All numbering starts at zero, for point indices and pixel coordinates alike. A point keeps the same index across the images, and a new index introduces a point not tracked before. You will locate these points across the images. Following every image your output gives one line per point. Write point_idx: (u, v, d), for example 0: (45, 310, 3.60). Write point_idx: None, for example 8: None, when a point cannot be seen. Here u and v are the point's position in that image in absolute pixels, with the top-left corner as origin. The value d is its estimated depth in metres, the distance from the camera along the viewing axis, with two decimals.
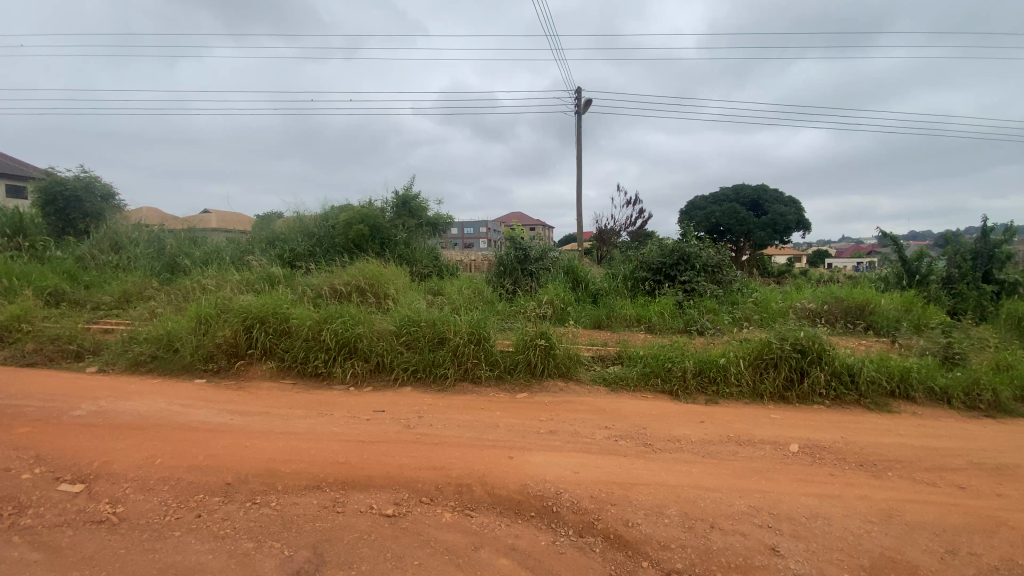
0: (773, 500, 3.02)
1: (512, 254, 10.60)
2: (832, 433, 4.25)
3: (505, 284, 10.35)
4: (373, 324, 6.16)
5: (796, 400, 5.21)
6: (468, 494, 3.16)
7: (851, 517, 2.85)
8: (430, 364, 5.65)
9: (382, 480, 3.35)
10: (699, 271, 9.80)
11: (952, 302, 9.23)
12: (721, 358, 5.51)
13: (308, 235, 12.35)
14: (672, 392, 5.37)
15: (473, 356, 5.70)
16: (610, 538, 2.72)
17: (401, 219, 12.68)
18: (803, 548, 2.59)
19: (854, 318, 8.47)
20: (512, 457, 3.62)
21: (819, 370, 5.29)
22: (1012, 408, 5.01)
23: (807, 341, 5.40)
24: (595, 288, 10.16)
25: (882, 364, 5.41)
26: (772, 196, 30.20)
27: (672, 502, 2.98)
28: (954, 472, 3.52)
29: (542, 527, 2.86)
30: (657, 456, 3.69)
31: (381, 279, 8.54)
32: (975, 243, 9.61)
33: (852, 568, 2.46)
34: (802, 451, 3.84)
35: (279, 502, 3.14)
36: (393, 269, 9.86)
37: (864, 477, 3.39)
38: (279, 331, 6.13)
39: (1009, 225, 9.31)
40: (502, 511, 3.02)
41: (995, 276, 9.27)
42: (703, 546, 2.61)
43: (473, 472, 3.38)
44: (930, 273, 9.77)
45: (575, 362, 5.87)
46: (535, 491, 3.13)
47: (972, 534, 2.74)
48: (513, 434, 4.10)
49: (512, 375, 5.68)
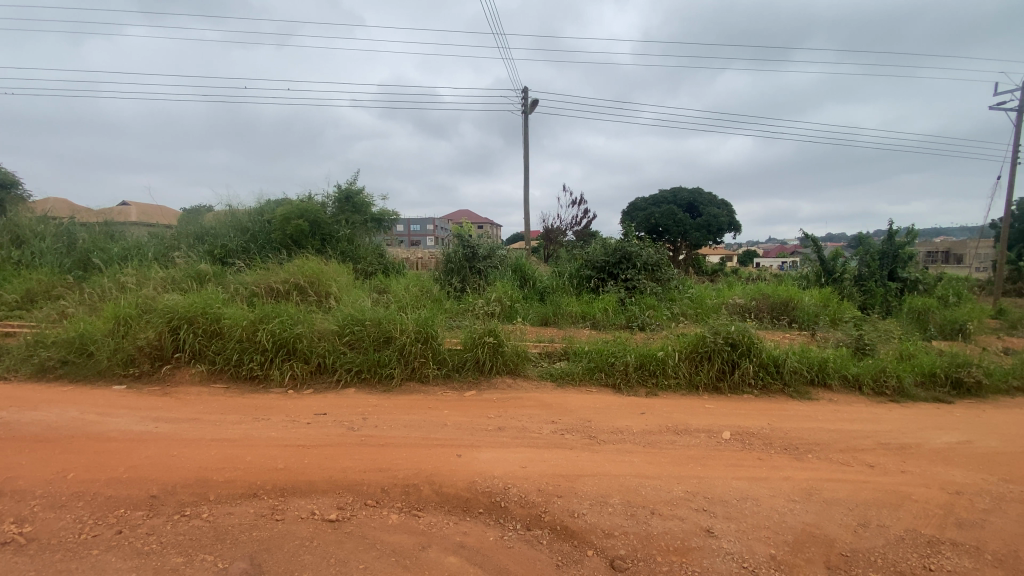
0: (707, 485, 3.20)
1: (460, 251, 10.47)
2: (760, 420, 4.56)
3: (453, 282, 10.28)
4: (314, 323, 5.94)
5: (728, 390, 5.52)
6: (416, 495, 3.13)
7: (777, 497, 3.07)
8: (375, 364, 5.51)
9: (325, 484, 3.25)
10: (640, 269, 10.19)
11: (861, 298, 10.16)
12: (660, 352, 5.79)
13: (241, 230, 11.64)
14: (616, 385, 5.57)
15: (421, 355, 5.62)
16: (557, 529, 2.78)
17: (344, 214, 12.40)
18: (734, 527, 2.76)
19: (779, 313, 9.11)
20: (460, 455, 3.61)
21: (748, 362, 5.66)
22: (913, 392, 5.57)
23: (737, 335, 5.76)
24: (542, 286, 10.40)
25: (803, 356, 5.87)
26: (706, 200, 32.00)
27: (615, 491, 3.08)
28: (864, 452, 3.88)
29: (490, 523, 2.87)
30: (601, 447, 3.81)
31: (322, 277, 8.25)
32: (882, 244, 10.61)
33: (778, 544, 2.64)
34: (733, 438, 4.09)
35: (211, 513, 2.96)
36: (335, 266, 9.55)
37: (787, 460, 3.67)
38: (209, 332, 5.78)
39: (910, 230, 10.45)
40: (450, 509, 3.00)
41: (900, 274, 10.29)
42: (644, 531, 2.72)
43: (420, 472, 3.35)
44: (844, 271, 10.62)
45: (522, 359, 5.94)
46: (483, 488, 3.15)
47: (881, 507, 3.03)
48: (461, 431, 4.10)
49: (461, 374, 5.66)
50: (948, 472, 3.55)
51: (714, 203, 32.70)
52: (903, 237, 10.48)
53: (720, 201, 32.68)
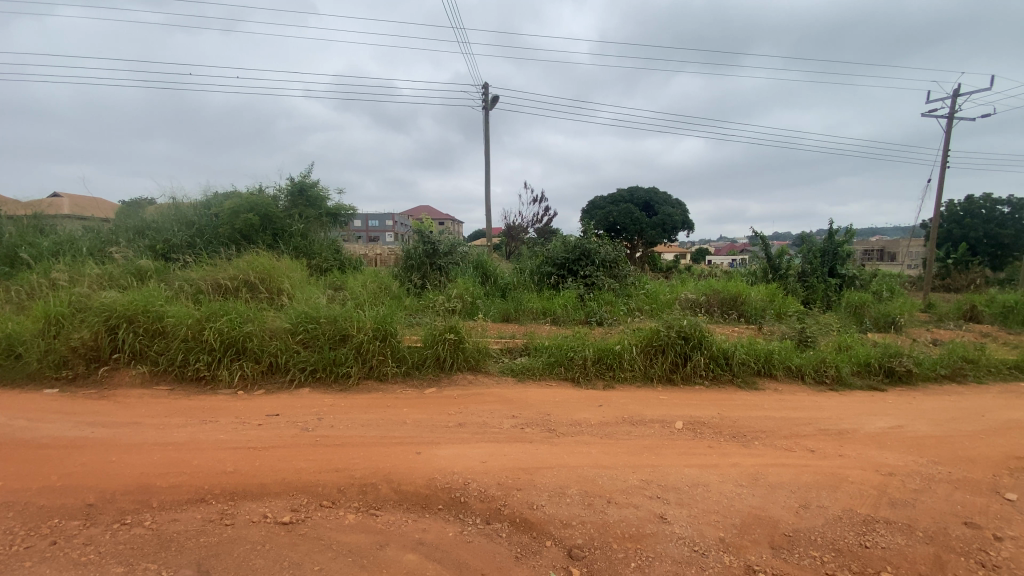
0: (661, 473, 3.31)
1: (420, 247, 10.32)
2: (710, 410, 4.75)
3: (412, 278, 10.14)
4: (265, 321, 5.73)
5: (680, 381, 5.72)
6: (373, 494, 3.08)
7: (726, 483, 3.22)
8: (331, 362, 5.36)
9: (278, 487, 3.15)
10: (599, 266, 10.40)
11: (804, 293, 10.72)
12: (616, 346, 5.94)
13: (185, 224, 11.04)
14: (575, 379, 5.66)
15: (379, 353, 5.51)
16: (516, 522, 2.80)
17: (298, 208, 12.03)
18: (686, 513, 2.86)
19: (729, 308, 9.50)
20: (419, 452, 3.58)
21: (700, 354, 5.88)
22: (850, 380, 5.94)
23: (690, 328, 5.97)
24: (503, 283, 10.45)
25: (751, 348, 6.15)
26: (662, 199, 32.94)
27: (573, 482, 3.14)
28: (806, 438, 4.12)
29: (449, 518, 2.86)
30: (560, 440, 3.87)
31: (273, 273, 7.96)
32: (823, 243, 11.26)
33: (727, 527, 2.75)
34: (686, 427, 4.24)
35: (154, 521, 2.81)
36: (288, 261, 9.23)
37: (735, 447, 3.85)
38: (151, 332, 5.47)
39: (849, 230, 11.12)
40: (409, 507, 2.97)
41: (839, 270, 10.92)
42: (601, 520, 2.78)
43: (378, 471, 3.30)
44: (789, 268, 11.20)
45: (483, 355, 5.94)
46: (442, 484, 3.13)
47: (821, 489, 3.21)
48: (421, 429, 4.06)
49: (420, 371, 5.59)
50: (881, 456, 3.81)
51: (669, 203, 33.73)
52: (842, 236, 11.19)
53: (675, 201, 33.73)
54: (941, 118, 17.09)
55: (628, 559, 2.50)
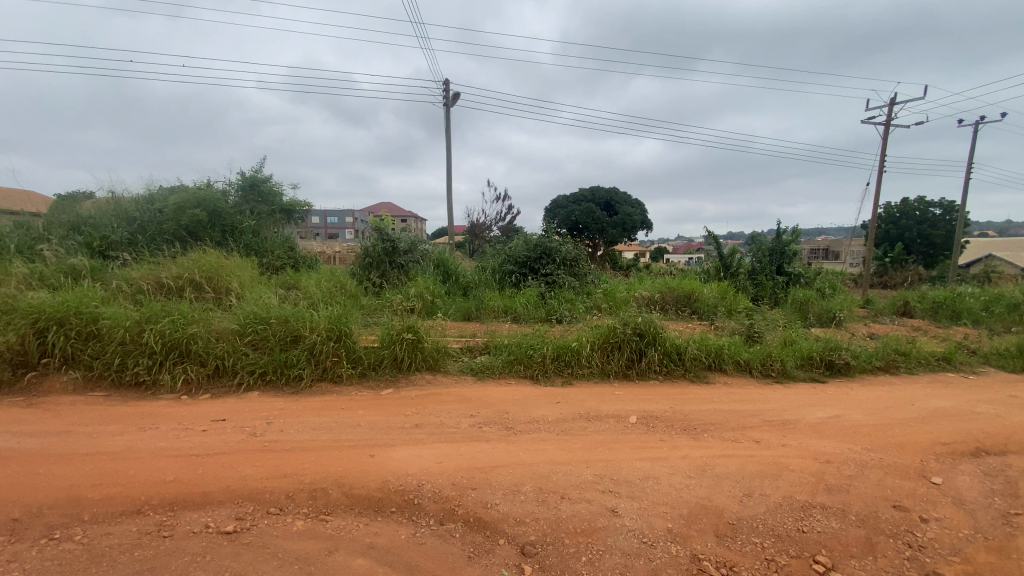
0: (614, 467, 3.37)
1: (379, 245, 10.13)
2: (663, 404, 4.89)
3: (371, 277, 9.93)
4: (211, 322, 5.47)
5: (636, 377, 5.86)
6: (323, 499, 2.99)
7: (675, 475, 3.31)
8: (282, 364, 5.17)
9: (221, 495, 3.01)
10: (560, 265, 10.50)
11: (754, 290, 11.19)
12: (574, 344, 6.02)
13: (126, 220, 10.39)
14: (534, 376, 5.70)
15: (333, 354, 5.35)
16: (470, 521, 2.79)
17: (249, 204, 11.69)
18: (636, 506, 2.92)
19: (683, 305, 9.79)
20: (373, 455, 3.50)
21: (654, 350, 6.04)
22: (793, 373, 6.24)
23: (645, 325, 6.12)
24: (465, 281, 10.40)
25: (703, 344, 6.36)
26: (622, 199, 33.62)
27: (528, 480, 3.15)
28: (752, 429, 4.29)
29: (402, 521, 2.81)
30: (517, 438, 3.88)
31: (221, 272, 7.62)
32: (772, 242, 11.78)
33: (674, 518, 2.83)
34: (639, 421, 4.35)
35: (85, 535, 2.64)
36: (238, 259, 8.84)
37: (686, 439, 3.97)
38: (85, 335, 5.14)
39: (795, 230, 11.68)
40: (361, 511, 2.90)
41: (787, 269, 11.42)
42: (554, 516, 2.80)
43: (328, 475, 3.21)
44: (740, 267, 11.68)
45: (442, 354, 5.88)
46: (396, 486, 3.08)
47: (765, 478, 3.35)
48: (375, 431, 3.98)
49: (377, 372, 5.48)
50: (820, 444, 4.02)
51: (630, 203, 34.44)
52: (788, 236, 11.75)
53: (635, 201, 34.51)
54: (879, 125, 18.16)
55: (579, 554, 2.53)
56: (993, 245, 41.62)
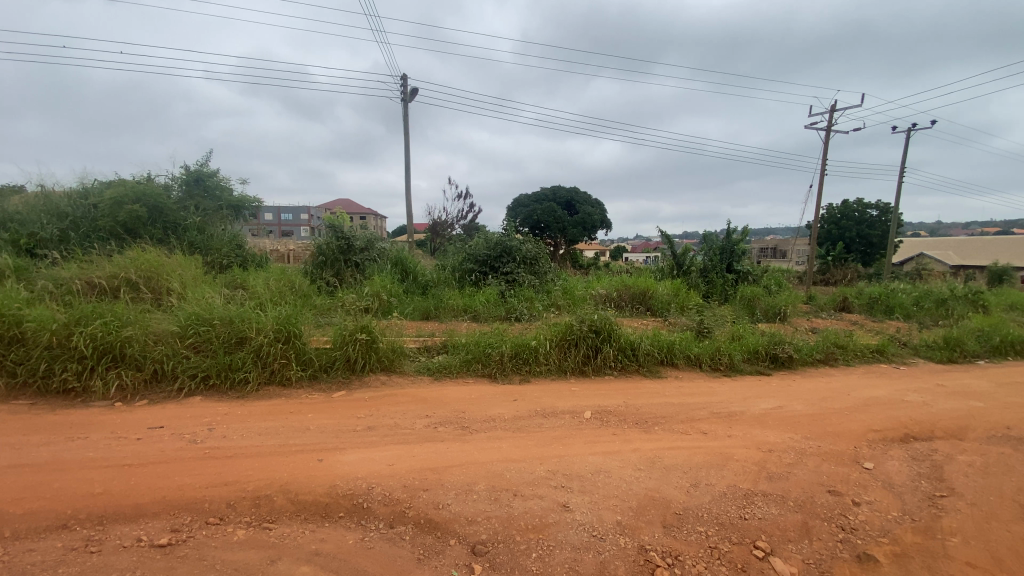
0: (566, 463, 3.40)
1: (333, 243, 9.86)
2: (617, 399, 4.98)
3: (325, 276, 9.65)
4: (148, 324, 5.15)
5: (592, 373, 5.95)
6: (267, 507, 2.87)
7: (626, 468, 3.37)
8: (226, 368, 4.94)
9: (156, 506, 2.84)
10: (519, 263, 10.54)
11: (705, 288, 11.59)
12: (532, 341, 6.05)
13: (55, 216, 9.63)
14: (491, 375, 5.68)
15: (281, 356, 5.16)
16: (420, 523, 2.74)
17: (194, 199, 11.16)
18: (587, 500, 2.96)
19: (639, 302, 10.03)
20: (321, 459, 3.39)
21: (609, 346, 6.15)
22: (740, 366, 6.50)
23: (600, 322, 6.22)
24: (424, 279, 10.27)
25: (656, 340, 6.53)
26: (583, 198, 34.09)
27: (481, 478, 3.13)
28: (700, 421, 4.43)
29: (350, 525, 2.74)
30: (472, 437, 3.85)
31: (162, 271, 7.22)
32: (722, 241, 12.23)
33: (624, 510, 2.88)
34: (593, 416, 4.41)
35: (3, 553, 2.43)
36: (181, 258, 8.39)
37: (637, 433, 4.06)
38: (5, 339, 4.74)
39: (743, 230, 12.19)
40: (307, 517, 2.80)
41: (736, 267, 11.92)
42: (505, 514, 2.79)
43: (273, 481, 3.09)
44: (692, 265, 12.12)
45: (398, 354, 5.78)
46: (344, 491, 2.99)
47: (711, 468, 3.46)
48: (325, 434, 3.86)
49: (329, 374, 5.32)
50: (763, 434, 4.19)
51: (590, 202, 34.91)
52: (738, 236, 12.22)
53: (594, 201, 35.07)
54: (822, 130, 19.14)
55: (530, 550, 2.54)
56: (923, 245, 44.74)
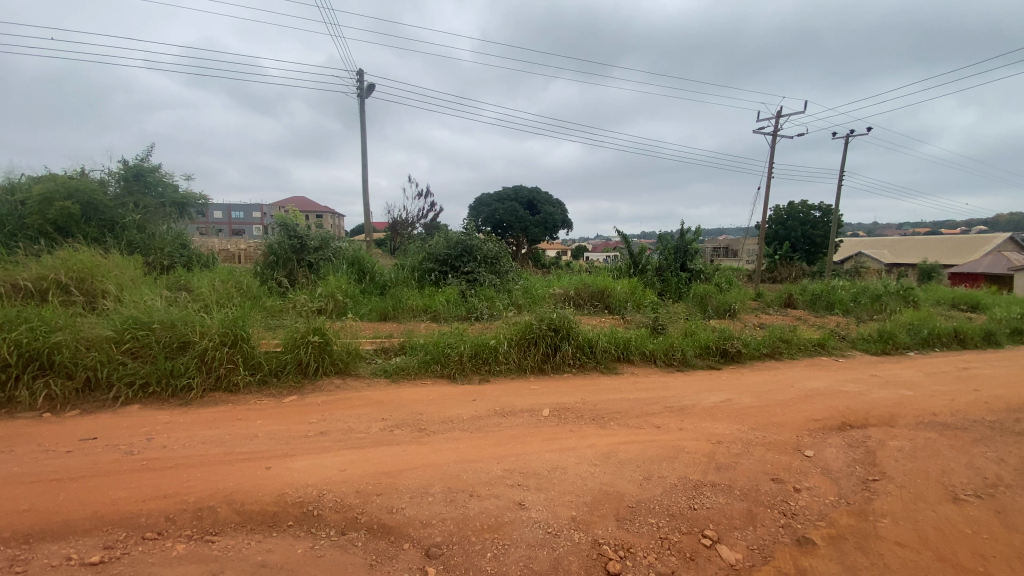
0: (523, 461, 3.42)
1: (286, 242, 9.52)
2: (575, 396, 5.04)
3: (277, 276, 9.30)
4: (80, 328, 4.81)
5: (551, 370, 6.01)
6: (210, 518, 2.74)
7: (581, 463, 3.42)
8: (168, 374, 4.68)
9: (88, 522, 2.66)
10: (480, 262, 10.51)
11: (660, 286, 11.93)
12: (492, 341, 6.05)
13: None
14: (450, 375, 5.63)
15: (227, 361, 4.93)
16: (373, 529, 2.68)
17: (133, 196, 10.53)
18: (543, 497, 2.98)
19: (597, 300, 10.19)
20: (269, 467, 3.27)
21: (568, 344, 6.22)
22: (693, 361, 6.71)
23: (559, 320, 6.28)
24: (382, 280, 10.07)
25: (613, 337, 6.65)
26: (544, 198, 34.35)
27: (437, 480, 3.10)
28: (654, 415, 4.55)
29: (300, 534, 2.65)
30: (429, 439, 3.80)
31: (96, 272, 6.76)
32: (676, 241, 12.62)
33: (578, 506, 2.92)
34: (551, 414, 4.45)
35: None
36: (118, 258, 7.89)
37: (594, 428, 4.12)
38: None
39: (696, 231, 12.59)
40: (253, 528, 2.69)
41: (690, 265, 12.31)
42: (461, 515, 2.77)
43: (216, 492, 2.94)
44: (648, 264, 12.46)
45: (353, 357, 5.64)
46: (294, 499, 2.89)
47: (663, 461, 3.56)
48: (274, 441, 3.72)
49: (279, 378, 5.13)
50: (713, 426, 4.35)
51: (551, 203, 35.12)
52: (691, 236, 12.63)
53: (555, 201, 35.40)
54: (769, 135, 20.07)
55: (484, 550, 2.53)
56: (860, 245, 47.66)
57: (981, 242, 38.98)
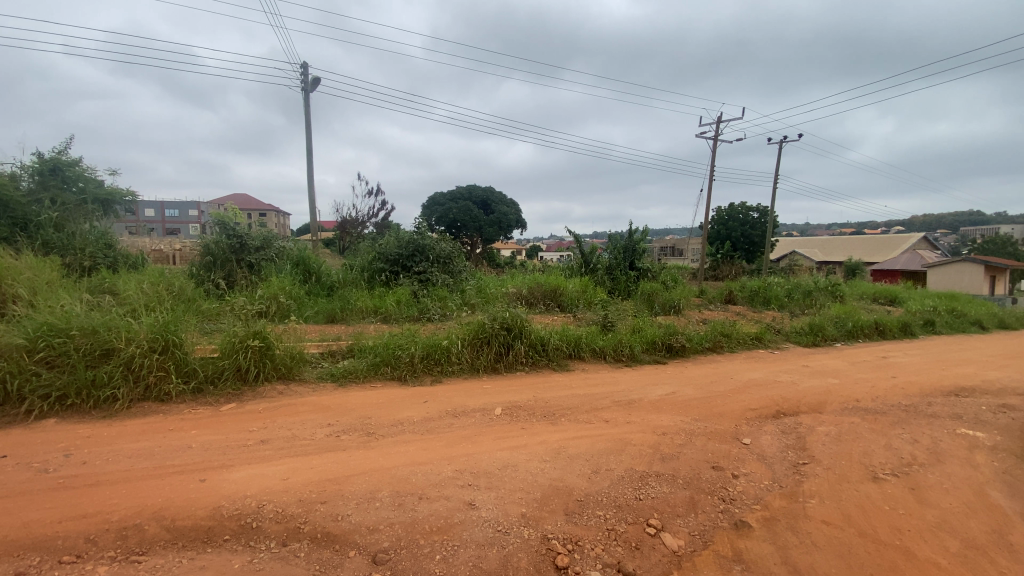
0: (474, 460, 3.41)
1: (224, 242, 9.04)
2: (526, 394, 5.08)
3: (215, 278, 8.82)
4: None
5: (504, 369, 6.03)
6: (137, 537, 2.56)
7: (532, 460, 3.45)
8: (89, 384, 4.33)
9: None
10: (433, 262, 10.39)
11: (610, 284, 12.24)
12: (444, 342, 5.98)
13: None
14: (401, 377, 5.53)
15: (158, 369, 4.63)
16: (317, 538, 2.59)
17: (49, 191, 9.75)
18: (493, 496, 2.98)
19: (550, 299, 10.32)
20: (204, 479, 3.09)
21: (520, 343, 6.25)
22: (640, 357, 6.94)
23: (511, 319, 6.31)
24: (329, 280, 9.75)
25: (564, 335, 6.76)
26: (498, 198, 34.44)
27: (385, 485, 3.03)
28: (603, 410, 4.65)
29: (237, 548, 2.52)
30: (378, 443, 3.72)
31: (4, 274, 6.15)
32: (625, 240, 12.92)
33: (528, 503, 2.94)
34: (503, 413, 4.46)
35: None
36: (31, 259, 7.22)
37: (545, 425, 4.17)
38: None
39: (643, 231, 12.91)
40: (186, 544, 2.54)
41: (639, 264, 12.70)
42: (409, 518, 2.73)
43: (144, 509, 2.75)
44: (599, 263, 12.76)
45: (298, 361, 5.44)
46: (231, 512, 2.75)
47: (610, 454, 3.65)
48: (210, 451, 3.52)
49: (216, 385, 4.87)
50: (659, 419, 4.50)
51: (504, 203, 35.25)
52: (640, 235, 12.90)
53: (509, 201, 35.56)
54: (711, 139, 20.99)
55: (433, 553, 2.50)
56: (794, 244, 50.78)
57: (898, 241, 42.43)
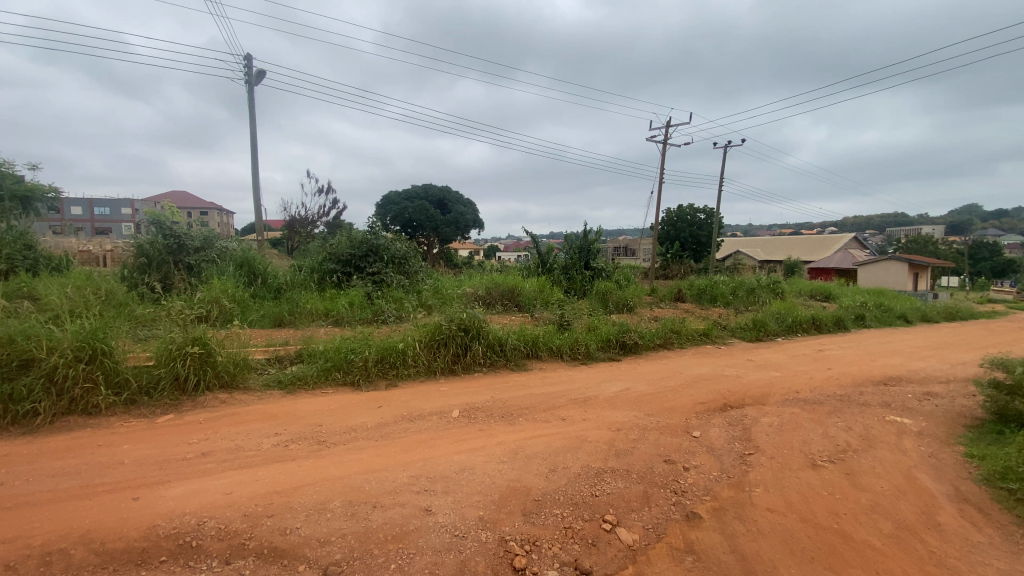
0: (431, 465, 3.35)
1: (160, 242, 8.49)
2: (484, 395, 5.06)
3: (150, 281, 8.27)
4: None
5: (461, 370, 5.99)
6: (60, 564, 2.34)
7: (489, 462, 3.43)
8: (3, 399, 3.95)
9: None
10: (387, 262, 10.16)
11: (566, 284, 12.40)
12: (400, 344, 5.84)
13: None
14: (354, 382, 5.37)
15: (85, 380, 4.27)
16: (263, 553, 2.47)
17: None
18: (450, 500, 2.94)
19: (507, 299, 10.33)
20: (138, 497, 2.88)
21: (478, 344, 6.22)
22: (595, 355, 7.06)
23: (469, 320, 6.25)
24: (277, 282, 9.35)
25: (521, 335, 6.78)
26: (454, 197, 34.19)
27: (337, 495, 2.93)
28: (560, 409, 4.70)
29: (175, 570, 2.36)
30: (329, 451, 3.59)
31: None
32: (580, 241, 13.11)
33: (485, 505, 2.92)
34: (461, 415, 4.42)
35: None
36: None
37: (502, 426, 4.16)
38: None
39: (597, 231, 13.13)
40: (117, 569, 2.35)
41: (593, 264, 12.94)
42: (363, 528, 2.65)
43: (68, 532, 2.53)
44: (555, 263, 12.90)
45: (242, 367, 5.17)
46: (168, 531, 2.57)
47: (567, 452, 3.68)
48: (145, 467, 3.29)
49: (152, 396, 4.56)
50: (613, 415, 4.59)
51: (460, 202, 35.01)
52: (595, 236, 13.12)
53: (466, 201, 35.38)
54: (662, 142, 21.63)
55: (387, 562, 2.44)
56: (738, 244, 53.26)
57: (832, 241, 45.31)
